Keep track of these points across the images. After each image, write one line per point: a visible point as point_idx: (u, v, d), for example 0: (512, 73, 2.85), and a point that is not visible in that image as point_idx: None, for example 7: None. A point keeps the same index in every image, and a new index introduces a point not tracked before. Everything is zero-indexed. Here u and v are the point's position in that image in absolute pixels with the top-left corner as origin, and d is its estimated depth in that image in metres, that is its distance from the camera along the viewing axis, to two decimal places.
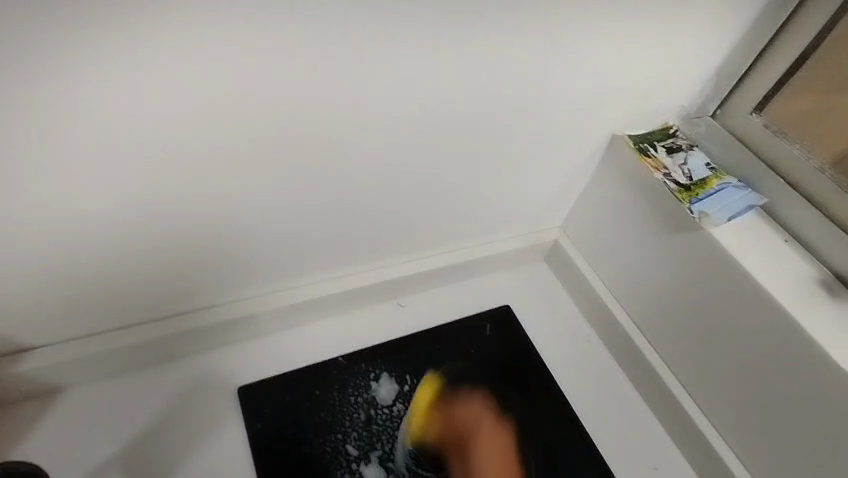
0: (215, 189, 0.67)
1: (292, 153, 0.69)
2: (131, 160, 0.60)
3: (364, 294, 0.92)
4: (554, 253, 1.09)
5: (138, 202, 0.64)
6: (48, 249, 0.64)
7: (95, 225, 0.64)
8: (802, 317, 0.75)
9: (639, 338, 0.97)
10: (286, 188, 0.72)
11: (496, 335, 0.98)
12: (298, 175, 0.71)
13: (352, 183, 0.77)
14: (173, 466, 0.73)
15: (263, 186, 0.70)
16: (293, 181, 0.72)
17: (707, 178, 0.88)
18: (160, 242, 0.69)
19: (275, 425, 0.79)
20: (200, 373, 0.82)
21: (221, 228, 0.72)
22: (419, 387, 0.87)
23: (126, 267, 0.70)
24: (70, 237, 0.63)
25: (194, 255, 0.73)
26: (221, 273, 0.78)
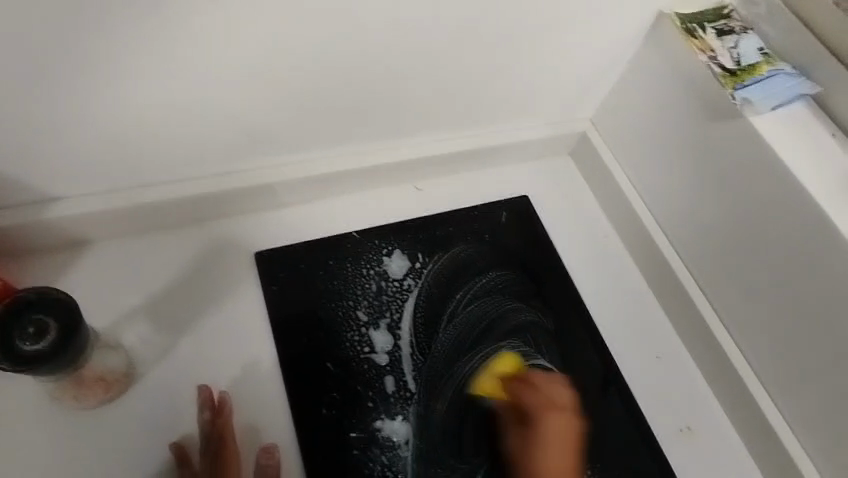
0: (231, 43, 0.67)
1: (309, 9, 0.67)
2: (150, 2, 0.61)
3: (380, 174, 0.92)
4: (580, 147, 1.05)
5: (157, 50, 0.65)
6: (72, 94, 0.66)
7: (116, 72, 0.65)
8: (831, 212, 0.72)
9: (659, 237, 0.95)
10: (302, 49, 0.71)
11: (512, 223, 0.97)
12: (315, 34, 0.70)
13: (368, 47, 0.75)
14: (194, 319, 0.78)
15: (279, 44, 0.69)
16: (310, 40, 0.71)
17: (757, 65, 0.81)
18: (181, 90, 0.70)
19: (289, 288, 0.82)
20: (218, 238, 0.84)
21: (239, 82, 0.72)
22: (430, 264, 0.88)
23: (147, 117, 0.71)
24: (90, 79, 0.65)
25: (213, 111, 0.74)
26: (238, 137, 0.79)
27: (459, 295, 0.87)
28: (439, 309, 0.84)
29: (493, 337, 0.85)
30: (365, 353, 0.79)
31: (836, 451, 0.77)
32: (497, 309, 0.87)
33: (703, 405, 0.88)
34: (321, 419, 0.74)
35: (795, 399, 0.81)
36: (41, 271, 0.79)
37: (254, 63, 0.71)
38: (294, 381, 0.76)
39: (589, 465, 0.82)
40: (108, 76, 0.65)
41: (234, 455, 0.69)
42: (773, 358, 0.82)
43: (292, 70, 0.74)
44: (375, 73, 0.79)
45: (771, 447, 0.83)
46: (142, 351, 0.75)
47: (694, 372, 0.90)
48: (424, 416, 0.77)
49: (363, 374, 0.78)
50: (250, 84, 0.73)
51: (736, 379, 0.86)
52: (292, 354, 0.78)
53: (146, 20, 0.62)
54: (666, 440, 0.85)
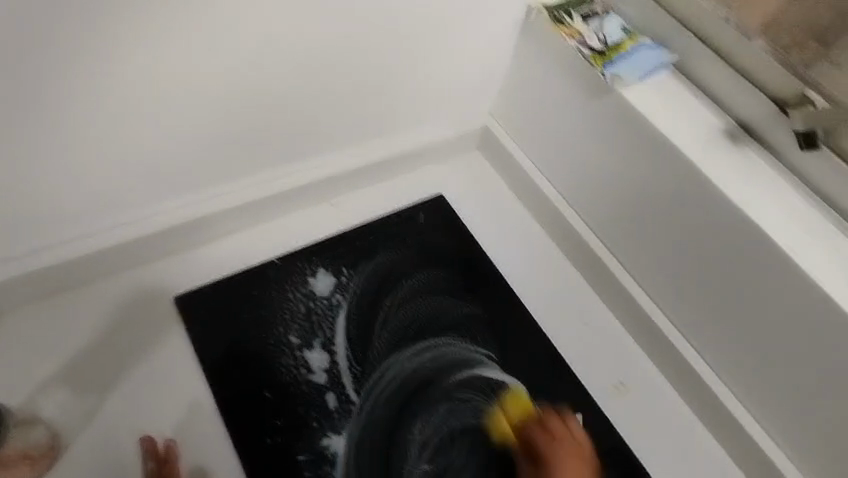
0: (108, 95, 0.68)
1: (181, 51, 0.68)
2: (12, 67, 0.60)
3: (293, 197, 0.93)
4: (486, 140, 1.09)
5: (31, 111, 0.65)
6: None
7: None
8: (704, 165, 0.79)
9: (570, 213, 1.01)
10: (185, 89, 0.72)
11: (431, 223, 1.00)
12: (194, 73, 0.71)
13: (252, 77, 0.77)
14: (119, 375, 0.76)
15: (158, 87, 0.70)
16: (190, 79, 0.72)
17: (621, 42, 0.88)
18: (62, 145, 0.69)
19: (217, 325, 0.82)
20: (135, 288, 0.83)
21: (123, 127, 0.72)
22: (356, 277, 0.90)
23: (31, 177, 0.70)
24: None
25: (102, 161, 0.73)
26: (137, 184, 0.78)
27: (390, 301, 0.88)
28: (372, 319, 0.86)
29: (429, 335, 0.86)
30: (303, 375, 0.79)
31: (751, 379, 0.84)
32: (429, 307, 0.89)
33: (635, 362, 0.93)
34: (268, 449, 0.74)
35: (710, 340, 0.87)
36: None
37: (136, 107, 0.71)
38: (233, 417, 0.75)
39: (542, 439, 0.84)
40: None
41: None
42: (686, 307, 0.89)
43: (178, 109, 0.74)
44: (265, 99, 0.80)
45: (699, 389, 0.88)
46: (68, 418, 0.72)
47: (623, 332, 0.95)
48: (372, 425, 0.78)
49: (304, 396, 0.78)
50: (135, 128, 0.73)
51: (657, 331, 0.92)
52: (229, 391, 0.77)
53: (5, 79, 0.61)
54: (606, 402, 0.89)
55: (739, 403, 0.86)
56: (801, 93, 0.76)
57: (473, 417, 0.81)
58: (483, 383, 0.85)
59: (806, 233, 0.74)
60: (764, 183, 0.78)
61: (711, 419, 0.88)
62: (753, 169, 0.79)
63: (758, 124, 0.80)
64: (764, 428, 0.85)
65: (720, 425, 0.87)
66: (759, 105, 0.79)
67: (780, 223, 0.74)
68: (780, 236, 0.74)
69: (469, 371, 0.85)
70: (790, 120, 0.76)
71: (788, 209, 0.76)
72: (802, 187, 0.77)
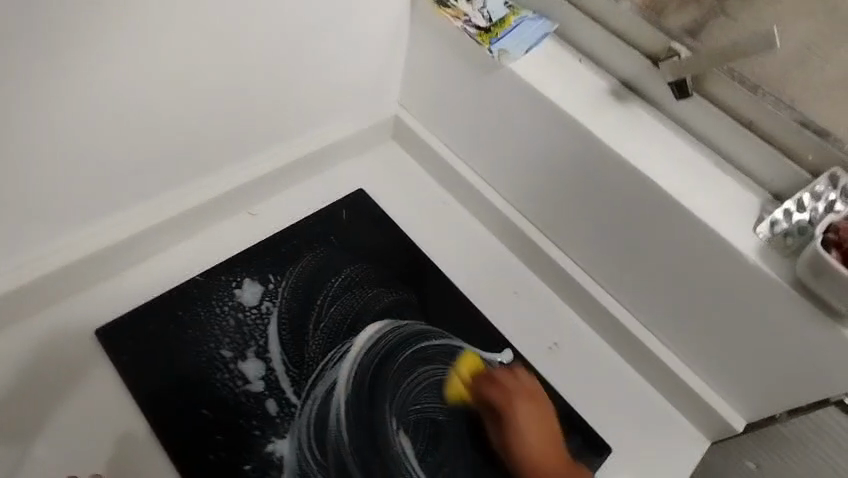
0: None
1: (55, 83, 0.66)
2: None
3: (208, 211, 0.92)
4: (398, 129, 1.11)
5: None
6: None
7: None
8: (593, 126, 0.83)
9: (486, 189, 1.04)
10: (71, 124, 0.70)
11: (354, 218, 1.00)
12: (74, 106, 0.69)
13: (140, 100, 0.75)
14: (45, 418, 0.74)
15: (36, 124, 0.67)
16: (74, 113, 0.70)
17: (504, 18, 0.91)
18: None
19: (144, 351, 0.80)
20: (52, 329, 0.80)
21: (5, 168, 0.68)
22: (284, 282, 0.90)
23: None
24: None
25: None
26: (34, 224, 0.76)
27: (320, 301, 0.89)
28: (303, 322, 0.86)
29: (364, 328, 0.88)
30: (239, 386, 0.79)
31: (668, 322, 0.88)
32: (361, 301, 0.91)
33: (564, 321, 0.97)
34: (212, 465, 0.74)
35: (626, 289, 0.92)
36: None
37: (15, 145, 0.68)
38: (172, 440, 0.75)
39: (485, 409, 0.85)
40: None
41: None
42: (602, 262, 0.93)
43: (64, 142, 0.71)
44: (157, 118, 0.78)
45: (624, 336, 0.93)
46: None
47: (550, 295, 0.99)
48: (316, 424, 0.78)
49: (243, 407, 0.78)
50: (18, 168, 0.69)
51: (580, 289, 0.96)
52: (164, 415, 0.76)
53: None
54: (540, 363, 0.92)
55: (662, 345, 0.91)
56: (669, 47, 0.81)
57: (414, 400, 0.83)
58: (423, 365, 0.86)
59: (690, 176, 0.79)
60: (649, 135, 0.83)
61: (639, 363, 0.93)
62: (637, 123, 0.84)
63: (637, 81, 0.85)
64: (688, 366, 0.90)
65: (646, 368, 0.93)
66: (635, 63, 0.84)
67: (666, 170, 0.80)
68: (667, 182, 0.79)
69: (408, 356, 0.86)
70: (663, 74, 0.81)
71: (672, 156, 0.81)
72: (683, 135, 0.83)
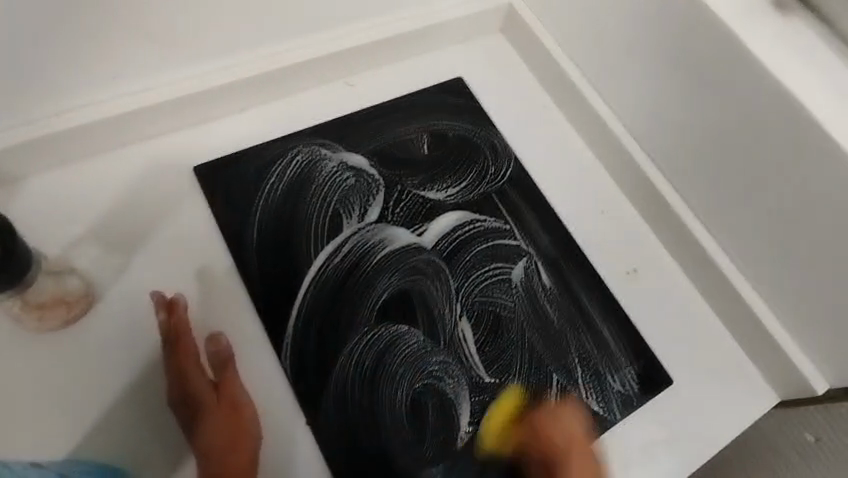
0: None
1: None
2: None
3: (308, 72, 0.91)
4: (509, 21, 1.04)
5: None
6: None
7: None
8: (741, 33, 0.73)
9: (592, 97, 0.97)
10: None
11: (449, 105, 0.97)
12: None
13: None
14: (143, 236, 0.79)
15: None
16: None
17: None
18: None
19: (236, 197, 0.83)
20: (154, 159, 0.84)
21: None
22: (371, 154, 0.90)
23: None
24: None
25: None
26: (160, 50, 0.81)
27: (405, 178, 0.89)
28: (383, 199, 0.86)
29: (445, 210, 0.88)
30: (319, 244, 0.82)
31: (769, 271, 0.82)
32: (444, 186, 0.89)
33: (648, 249, 0.93)
34: (287, 309, 0.78)
35: (728, 225, 0.85)
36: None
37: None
38: (252, 280, 0.79)
39: (556, 308, 0.85)
40: None
41: (187, 347, 0.72)
42: (714, 197, 0.86)
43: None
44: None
45: (709, 274, 0.89)
46: (99, 275, 0.76)
47: (637, 221, 0.94)
48: (387, 292, 0.80)
49: (320, 262, 0.81)
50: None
51: (679, 221, 0.90)
52: (248, 256, 0.80)
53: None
54: (615, 284, 0.89)
55: (752, 291, 0.86)
56: None
57: (481, 296, 0.83)
58: (497, 254, 0.86)
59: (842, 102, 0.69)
60: (799, 50, 0.72)
61: (719, 303, 0.89)
62: (791, 36, 0.73)
63: None
64: (774, 315, 0.84)
65: (728, 308, 0.88)
66: None
67: (818, 94, 0.70)
68: (812, 105, 0.69)
69: (485, 244, 0.86)
70: None
71: (823, 76, 0.71)
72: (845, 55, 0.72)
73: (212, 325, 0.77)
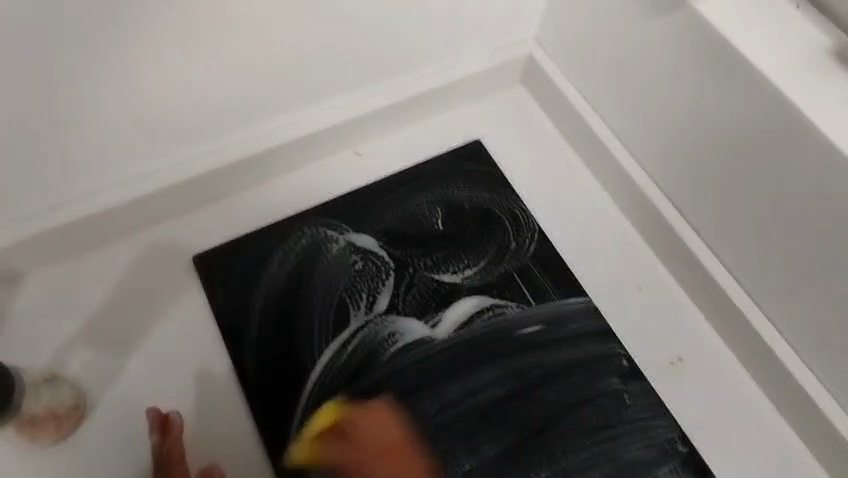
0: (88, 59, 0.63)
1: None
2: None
3: (310, 147, 0.85)
4: (530, 73, 0.95)
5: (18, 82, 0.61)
6: None
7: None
8: (802, 102, 0.62)
9: (624, 157, 0.87)
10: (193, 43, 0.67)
11: (465, 173, 0.89)
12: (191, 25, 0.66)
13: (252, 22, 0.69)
14: (137, 337, 0.74)
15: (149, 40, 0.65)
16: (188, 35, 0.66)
17: None
18: (70, 79, 0.63)
19: (236, 288, 0.78)
20: (149, 250, 0.79)
21: (129, 61, 0.65)
22: (380, 233, 0.83)
23: (44, 123, 0.65)
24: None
25: (118, 104, 0.68)
26: (146, 143, 0.74)
27: (418, 259, 0.81)
28: (393, 286, 0.79)
29: (462, 296, 0.79)
30: (324, 341, 0.75)
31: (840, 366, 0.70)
32: (461, 268, 0.81)
33: (694, 331, 0.81)
34: (288, 418, 0.72)
35: (791, 311, 0.73)
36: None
37: (137, 37, 0.64)
38: (251, 385, 0.73)
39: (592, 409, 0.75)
40: None
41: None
42: (768, 275, 0.74)
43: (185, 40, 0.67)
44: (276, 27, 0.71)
45: (767, 363, 0.77)
46: (91, 383, 0.71)
47: (681, 298, 0.83)
48: (398, 396, 0.73)
49: (325, 362, 0.74)
50: (145, 61, 0.66)
51: (728, 301, 0.78)
52: (248, 357, 0.74)
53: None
54: (659, 377, 0.78)
55: (823, 387, 0.73)
56: None
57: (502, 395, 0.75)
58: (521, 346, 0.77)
59: None
60: None
61: (782, 397, 0.77)
62: None
63: None
64: None
65: (793, 404, 0.76)
66: None
67: None
68: None
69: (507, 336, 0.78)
70: None
71: None
72: None
73: (216, 438, 0.71)
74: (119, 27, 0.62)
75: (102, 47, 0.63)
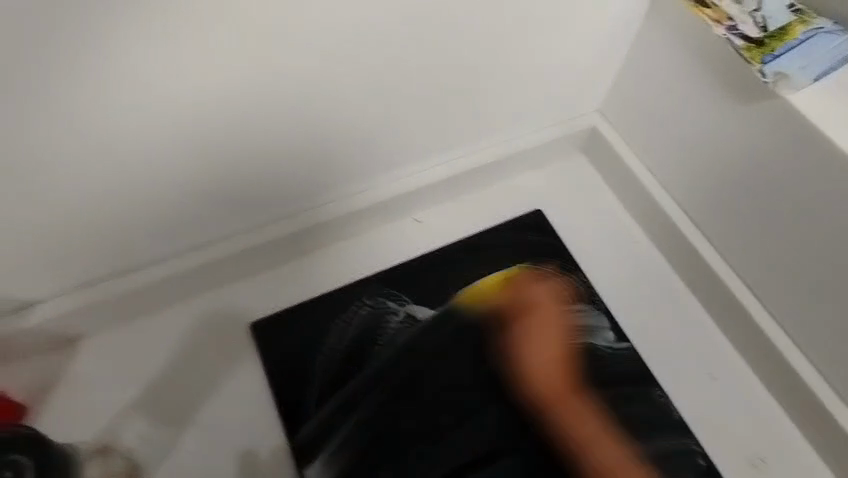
0: (176, 139, 0.63)
1: (257, 82, 0.63)
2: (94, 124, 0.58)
3: (372, 215, 0.84)
4: (593, 143, 0.93)
5: (109, 163, 0.62)
6: (28, 211, 0.62)
7: (78, 191, 0.63)
8: None
9: (695, 235, 0.84)
10: (274, 122, 0.68)
11: (529, 246, 0.87)
12: (273, 107, 0.66)
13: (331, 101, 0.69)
14: (192, 407, 0.73)
15: (233, 121, 0.65)
16: (270, 116, 0.66)
17: (788, 27, 0.66)
18: (157, 159, 0.64)
19: (293, 359, 0.76)
20: (209, 315, 0.79)
21: (209, 140, 0.65)
22: (442, 308, 0.80)
23: (124, 196, 0.66)
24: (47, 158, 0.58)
25: (193, 178, 0.68)
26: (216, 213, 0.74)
27: (480, 338, 0.78)
28: (453, 366, 0.76)
29: (525, 380, 0.76)
30: (382, 423, 0.73)
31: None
32: (524, 349, 0.78)
33: (772, 426, 0.76)
34: None
35: None
36: (18, 376, 0.73)
37: (220, 120, 0.64)
38: (306, 465, 0.70)
39: None
40: (51, 168, 0.60)
41: None
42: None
43: (267, 119, 0.67)
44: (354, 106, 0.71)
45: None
46: (145, 453, 0.70)
47: (757, 388, 0.78)
48: None
49: (382, 445, 0.71)
50: (227, 141, 0.66)
51: (812, 398, 0.73)
52: (303, 434, 0.72)
53: (100, 88, 0.56)
54: None
55: None
56: None
57: None
58: (586, 436, 0.74)
59: None
60: None
61: None
62: None
63: None
64: None
65: None
66: None
67: None
68: None
69: (571, 427, 0.74)
70: None
71: None
72: None
73: None
74: (207, 111, 0.62)
75: (191, 129, 0.63)
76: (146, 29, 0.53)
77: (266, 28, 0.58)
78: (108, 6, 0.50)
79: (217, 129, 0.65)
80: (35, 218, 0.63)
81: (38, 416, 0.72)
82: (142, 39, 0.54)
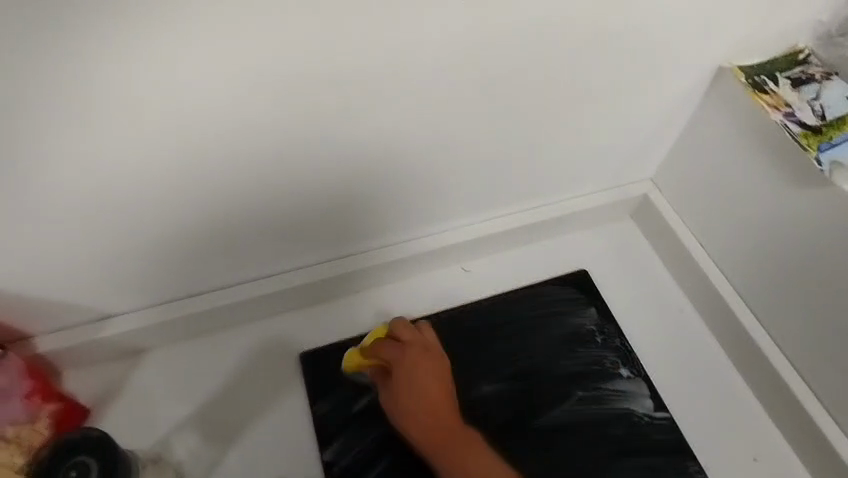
0: (260, 184, 0.70)
1: (340, 141, 0.69)
2: (193, 168, 0.65)
3: (423, 261, 0.88)
4: (643, 209, 0.95)
5: (200, 202, 0.69)
6: (125, 238, 0.69)
7: (168, 224, 0.70)
8: None
9: (742, 310, 0.84)
10: (347, 176, 0.74)
11: (573, 304, 0.88)
12: (350, 162, 0.72)
13: (402, 159, 0.75)
14: (241, 428, 0.77)
15: (313, 171, 0.71)
16: (346, 169, 0.73)
17: (845, 117, 0.70)
18: (241, 200, 0.71)
19: (336, 393, 0.79)
20: (264, 341, 0.84)
21: (289, 186, 0.72)
22: (483, 358, 0.82)
23: (207, 230, 0.73)
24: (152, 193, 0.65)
25: (270, 217, 0.75)
26: (284, 249, 0.80)
27: (519, 391, 0.80)
28: (491, 417, 0.78)
29: (562, 439, 0.77)
30: (417, 466, 0.74)
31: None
32: (562, 408, 0.79)
33: None
34: None
35: None
36: (89, 380, 0.80)
37: (301, 169, 0.70)
38: None
39: None
40: (152, 203, 0.67)
41: None
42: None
43: (341, 170, 0.73)
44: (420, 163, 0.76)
45: None
46: (196, 468, 0.74)
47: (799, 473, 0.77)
48: None
49: None
50: (303, 187, 0.73)
51: None
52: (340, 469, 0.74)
53: (204, 141, 0.62)
54: None
55: None
56: None
57: None
58: None
59: None
60: None
61: None
62: None
63: None
64: None
65: None
66: None
67: None
68: None
69: None
70: None
71: None
72: None
73: None
74: (292, 162, 0.69)
75: (274, 176, 0.70)
76: (253, 96, 0.60)
77: (353, 96, 0.64)
78: (228, 79, 0.57)
79: (297, 177, 0.71)
80: (129, 244, 0.70)
81: (104, 420, 0.78)
82: (246, 99, 0.60)
